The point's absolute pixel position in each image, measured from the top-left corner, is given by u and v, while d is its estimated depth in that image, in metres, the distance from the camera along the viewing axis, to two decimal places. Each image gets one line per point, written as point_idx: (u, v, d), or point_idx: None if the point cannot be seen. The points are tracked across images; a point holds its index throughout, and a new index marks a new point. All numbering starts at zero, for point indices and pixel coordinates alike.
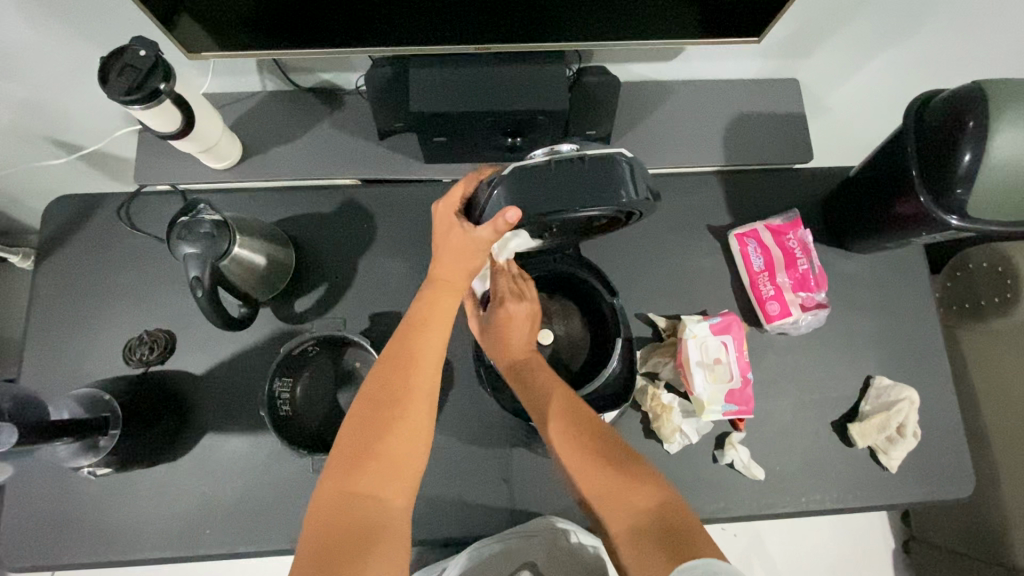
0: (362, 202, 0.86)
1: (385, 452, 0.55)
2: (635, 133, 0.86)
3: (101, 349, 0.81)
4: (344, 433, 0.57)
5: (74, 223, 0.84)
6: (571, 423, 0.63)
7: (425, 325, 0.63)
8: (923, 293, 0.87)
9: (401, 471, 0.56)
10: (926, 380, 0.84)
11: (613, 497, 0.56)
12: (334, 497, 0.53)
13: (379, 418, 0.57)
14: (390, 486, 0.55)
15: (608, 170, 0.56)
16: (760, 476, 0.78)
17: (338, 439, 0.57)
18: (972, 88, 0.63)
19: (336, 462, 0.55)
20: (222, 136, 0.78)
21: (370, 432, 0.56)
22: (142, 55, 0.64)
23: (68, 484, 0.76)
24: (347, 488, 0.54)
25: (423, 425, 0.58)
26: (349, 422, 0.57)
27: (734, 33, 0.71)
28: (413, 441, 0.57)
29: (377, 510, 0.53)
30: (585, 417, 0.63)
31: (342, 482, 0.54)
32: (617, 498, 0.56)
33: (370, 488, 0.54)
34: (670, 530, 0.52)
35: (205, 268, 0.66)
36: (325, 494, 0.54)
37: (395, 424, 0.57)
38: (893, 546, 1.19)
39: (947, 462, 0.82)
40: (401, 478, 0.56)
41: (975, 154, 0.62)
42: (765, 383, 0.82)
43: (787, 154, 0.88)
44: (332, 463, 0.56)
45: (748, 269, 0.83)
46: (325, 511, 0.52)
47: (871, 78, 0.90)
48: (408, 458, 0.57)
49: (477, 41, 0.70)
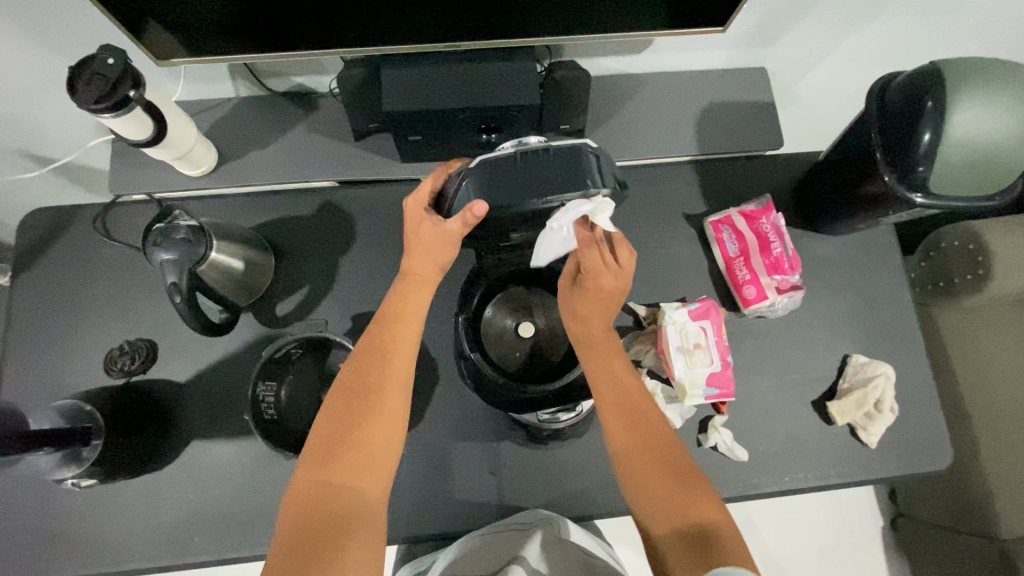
0: (340, 204, 0.86)
1: (362, 440, 0.56)
2: (608, 126, 0.87)
3: (82, 361, 0.80)
4: (320, 423, 0.57)
5: (50, 235, 0.84)
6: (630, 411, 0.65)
7: (400, 319, 0.63)
8: (894, 272, 0.89)
9: (376, 462, 0.56)
10: (901, 356, 0.86)
11: (664, 494, 0.58)
12: (310, 487, 0.53)
13: (355, 408, 0.57)
14: (366, 476, 0.55)
15: (574, 159, 0.57)
16: (743, 458, 0.79)
17: (314, 432, 0.57)
18: (930, 69, 0.65)
19: (312, 454, 0.56)
20: (196, 143, 0.78)
21: (345, 423, 0.56)
22: (111, 63, 0.64)
23: (53, 497, 0.75)
24: (323, 478, 0.54)
25: (398, 417, 0.59)
26: (325, 412, 0.58)
27: (699, 23, 0.73)
28: (388, 432, 0.58)
29: (354, 498, 0.54)
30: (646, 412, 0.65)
31: (318, 472, 0.54)
32: (669, 498, 0.58)
33: (346, 478, 0.54)
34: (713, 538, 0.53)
35: (182, 275, 0.66)
36: (302, 485, 0.54)
37: (370, 415, 0.57)
38: (882, 523, 1.21)
39: (925, 436, 0.83)
40: (378, 467, 0.56)
41: (934, 132, 0.64)
42: (744, 367, 0.84)
43: (758, 141, 0.89)
44: (308, 454, 0.56)
45: (724, 255, 0.84)
46: (301, 502, 0.52)
47: (837, 64, 0.92)
48: (383, 448, 0.57)
49: (448, 39, 0.71)
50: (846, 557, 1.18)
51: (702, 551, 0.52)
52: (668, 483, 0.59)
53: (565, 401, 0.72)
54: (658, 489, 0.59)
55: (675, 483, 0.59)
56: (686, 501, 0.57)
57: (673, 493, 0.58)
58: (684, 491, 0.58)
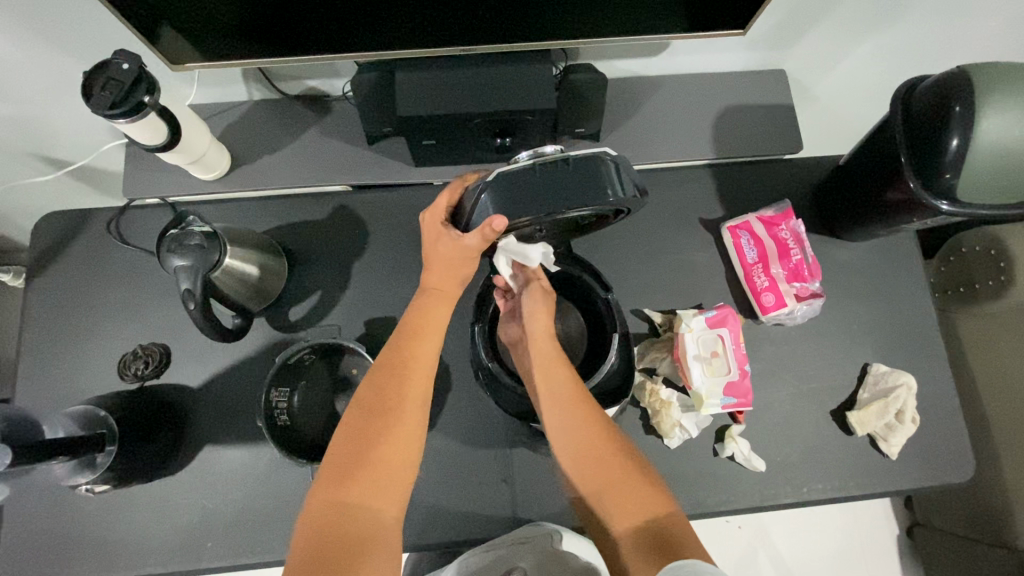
0: (353, 208, 0.85)
1: (380, 460, 0.56)
2: (623, 130, 0.86)
3: (95, 366, 0.80)
4: (337, 440, 0.57)
5: (64, 239, 0.84)
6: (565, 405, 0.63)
7: (420, 333, 0.62)
8: (915, 279, 0.87)
9: (392, 481, 0.56)
10: (922, 365, 0.84)
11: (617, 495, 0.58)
12: (326, 507, 0.53)
13: (373, 428, 0.57)
14: (381, 497, 0.55)
15: (593, 168, 0.55)
16: (761, 469, 0.78)
17: (332, 448, 0.57)
18: (957, 73, 0.63)
19: (328, 471, 0.55)
20: (209, 147, 0.78)
21: (362, 441, 0.56)
22: (126, 68, 0.63)
23: (68, 501, 0.75)
24: (339, 498, 0.54)
25: (415, 436, 0.58)
26: (344, 428, 0.57)
27: (719, 26, 0.71)
28: (405, 450, 0.57)
29: (370, 519, 0.54)
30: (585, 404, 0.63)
31: (334, 491, 0.54)
32: (622, 499, 0.58)
33: (363, 499, 0.54)
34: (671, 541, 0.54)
35: (196, 282, 0.66)
36: (318, 503, 0.54)
37: (387, 433, 0.57)
38: (897, 531, 1.19)
39: (947, 447, 0.82)
40: (395, 487, 0.56)
41: (963, 139, 0.62)
42: (762, 375, 0.83)
43: (776, 145, 0.88)
44: (325, 471, 0.56)
45: (742, 261, 0.83)
46: (319, 521, 0.53)
47: (857, 67, 0.90)
48: (400, 468, 0.56)
49: (462, 43, 0.70)
50: (861, 566, 1.17)
51: (660, 553, 0.53)
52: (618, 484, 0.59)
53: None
54: (608, 489, 0.59)
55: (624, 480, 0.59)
56: (638, 500, 0.57)
57: (622, 491, 0.58)
58: (633, 490, 0.58)
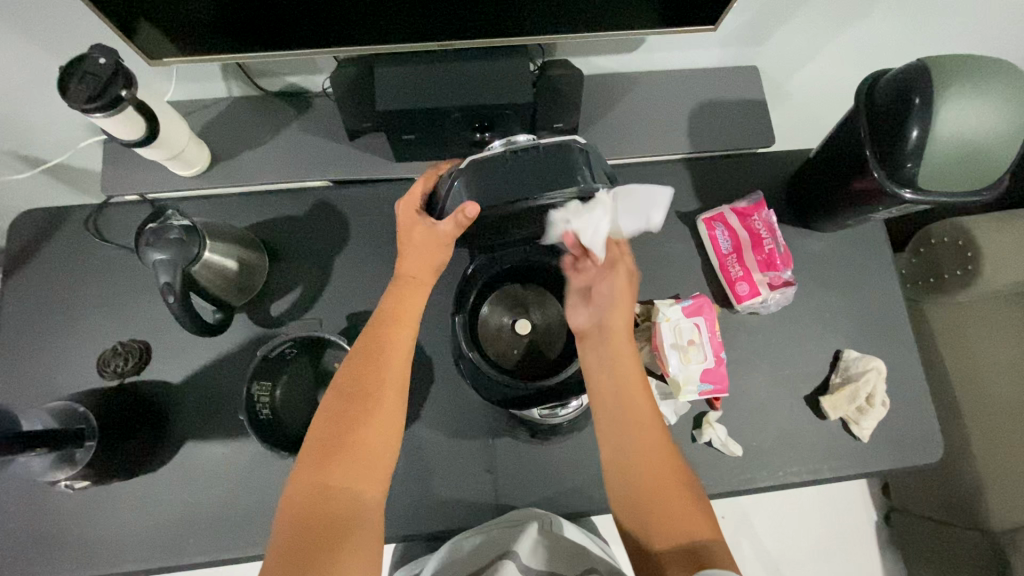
0: (335, 203, 0.86)
1: (359, 443, 0.56)
2: (601, 124, 0.88)
3: (75, 363, 0.80)
4: (317, 425, 0.58)
5: (42, 235, 0.83)
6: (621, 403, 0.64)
7: (397, 320, 0.63)
8: (884, 268, 0.90)
9: (373, 462, 0.56)
10: (892, 351, 0.87)
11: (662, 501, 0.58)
12: (308, 490, 0.54)
13: (352, 413, 0.57)
14: (362, 478, 0.55)
15: (562, 156, 0.57)
16: (738, 453, 0.80)
17: (312, 433, 0.57)
18: (917, 66, 0.66)
19: (309, 457, 0.56)
20: (188, 143, 0.78)
21: (341, 425, 0.56)
22: (102, 63, 0.64)
23: (46, 499, 0.75)
24: (321, 480, 0.54)
25: (395, 420, 0.59)
26: (323, 413, 0.58)
27: (691, 21, 0.73)
28: (386, 433, 0.58)
29: (351, 500, 0.54)
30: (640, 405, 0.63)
31: (314, 475, 0.54)
32: (663, 503, 0.57)
33: (342, 482, 0.54)
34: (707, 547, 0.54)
35: (175, 275, 0.66)
36: (298, 489, 0.54)
37: (368, 417, 0.57)
38: (875, 517, 1.22)
39: (916, 430, 0.84)
40: (375, 470, 0.56)
41: (922, 129, 0.65)
42: (738, 363, 0.84)
43: (749, 138, 0.90)
44: (305, 455, 0.56)
45: (717, 252, 0.85)
46: (300, 504, 0.53)
47: (826, 63, 0.93)
48: (381, 450, 0.57)
49: (441, 39, 0.71)
50: (840, 551, 1.19)
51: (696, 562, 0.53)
52: (665, 491, 0.58)
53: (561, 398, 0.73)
54: (647, 489, 0.59)
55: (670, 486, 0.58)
56: (679, 507, 0.57)
57: (665, 495, 0.58)
58: (676, 496, 0.58)
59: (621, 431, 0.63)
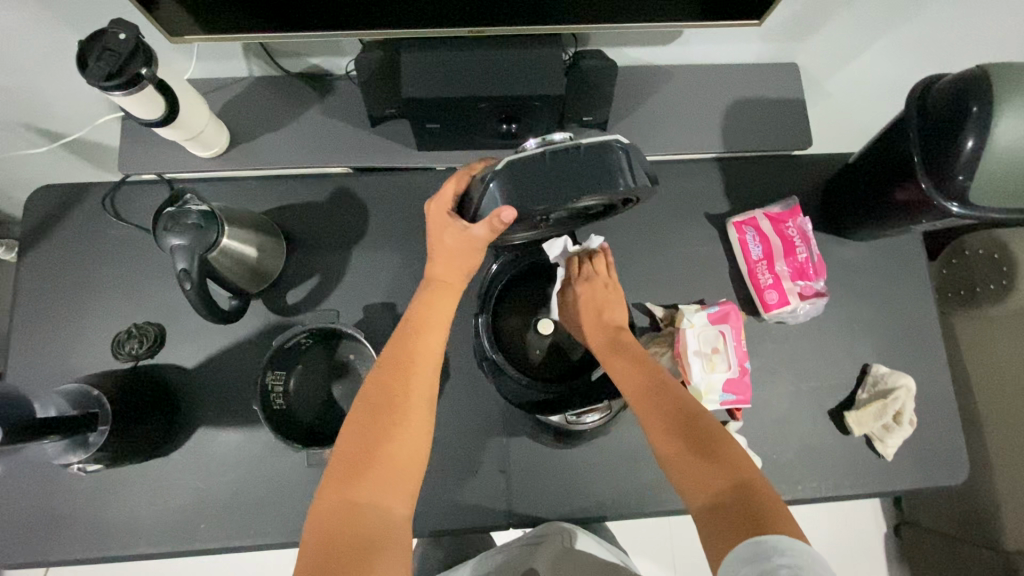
0: (354, 191, 0.84)
1: (386, 457, 0.55)
2: (632, 119, 0.84)
3: (89, 344, 0.79)
4: (343, 438, 0.57)
5: (59, 213, 0.82)
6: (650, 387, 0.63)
7: (423, 328, 0.63)
8: (919, 281, 0.87)
9: (401, 477, 0.55)
10: (922, 367, 0.84)
11: (694, 467, 0.55)
12: (335, 504, 0.53)
13: (378, 426, 0.56)
14: (389, 494, 0.54)
15: (603, 157, 0.54)
16: (756, 465, 0.78)
17: (340, 445, 0.57)
18: (975, 72, 0.62)
19: (335, 471, 0.55)
20: (208, 124, 0.76)
21: (368, 439, 0.56)
22: (122, 38, 0.61)
23: (59, 479, 0.75)
24: (348, 496, 0.53)
25: (422, 433, 0.58)
26: (349, 425, 0.57)
27: (735, 15, 0.70)
28: (413, 449, 0.57)
29: (379, 517, 0.53)
30: (667, 384, 0.63)
31: (343, 491, 0.53)
32: (694, 470, 0.55)
33: (371, 498, 0.53)
34: (751, 502, 0.50)
35: (193, 262, 0.64)
36: (325, 506, 0.53)
37: (394, 431, 0.56)
38: (885, 529, 1.21)
39: (942, 449, 0.82)
40: (402, 484, 0.55)
41: (978, 141, 0.61)
42: (762, 372, 0.82)
43: (785, 139, 0.86)
44: (331, 471, 0.55)
45: (747, 258, 0.82)
46: (327, 521, 0.52)
47: (871, 64, 0.89)
48: (407, 465, 0.56)
49: (471, 25, 0.68)
50: (847, 561, 1.18)
51: (740, 524, 0.49)
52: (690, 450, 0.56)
53: (590, 400, 0.73)
54: (678, 455, 0.57)
55: (699, 449, 0.56)
56: (715, 467, 0.54)
57: (696, 466, 0.55)
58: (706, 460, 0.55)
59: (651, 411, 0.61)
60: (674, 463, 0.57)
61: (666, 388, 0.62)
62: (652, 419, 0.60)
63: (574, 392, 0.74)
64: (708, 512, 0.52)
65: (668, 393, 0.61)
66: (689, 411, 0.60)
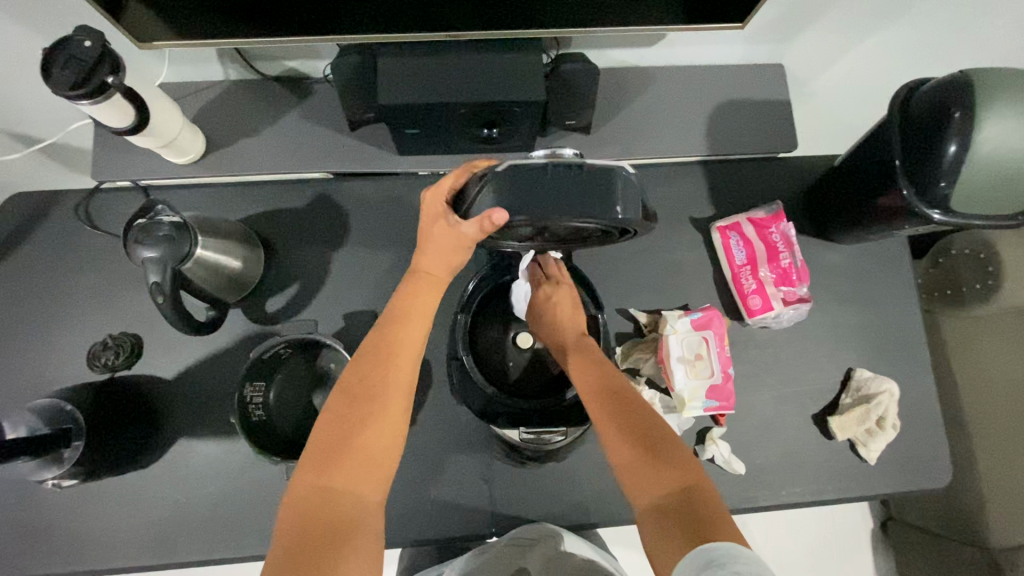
0: (334, 197, 0.83)
1: (360, 445, 0.54)
2: (616, 122, 0.83)
3: (64, 355, 0.78)
4: (319, 425, 0.56)
5: (32, 222, 0.81)
6: (607, 391, 0.63)
7: (407, 318, 0.62)
8: (903, 284, 0.86)
9: (374, 467, 0.55)
10: (906, 370, 0.84)
11: (645, 475, 0.54)
12: (305, 494, 0.52)
13: (355, 414, 0.56)
14: (363, 482, 0.54)
15: (605, 182, 0.53)
16: (739, 471, 0.78)
17: (315, 432, 0.56)
18: (959, 77, 0.62)
19: (309, 457, 0.54)
20: (182, 130, 0.75)
21: (343, 427, 0.55)
22: (88, 45, 0.59)
23: (36, 493, 0.74)
24: (321, 483, 0.52)
25: (397, 424, 0.57)
26: (326, 413, 0.57)
27: (717, 18, 0.68)
28: (388, 439, 0.57)
29: (352, 505, 0.52)
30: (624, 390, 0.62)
31: (316, 479, 0.53)
32: (645, 477, 0.54)
33: (346, 486, 0.53)
34: (701, 511, 0.49)
35: (165, 274, 0.63)
36: (298, 493, 0.52)
37: (370, 420, 0.56)
38: (872, 525, 1.21)
39: (924, 451, 0.82)
40: (376, 474, 0.55)
41: (961, 146, 0.60)
42: (745, 377, 0.82)
43: (771, 142, 0.86)
44: (306, 457, 0.54)
45: (730, 263, 0.82)
46: (300, 507, 0.51)
47: (858, 65, 0.88)
48: (380, 455, 0.55)
49: (449, 28, 0.67)
50: (834, 557, 1.18)
51: (690, 534, 0.48)
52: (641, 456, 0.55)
53: (550, 422, 0.73)
54: (628, 465, 0.56)
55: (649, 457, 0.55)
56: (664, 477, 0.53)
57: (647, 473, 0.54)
58: (653, 471, 0.54)
59: (605, 415, 0.61)
60: (625, 472, 0.56)
61: (623, 392, 0.62)
62: (607, 425, 0.60)
63: (534, 410, 0.73)
64: (658, 520, 0.51)
65: (627, 399, 0.61)
66: (643, 417, 0.59)
